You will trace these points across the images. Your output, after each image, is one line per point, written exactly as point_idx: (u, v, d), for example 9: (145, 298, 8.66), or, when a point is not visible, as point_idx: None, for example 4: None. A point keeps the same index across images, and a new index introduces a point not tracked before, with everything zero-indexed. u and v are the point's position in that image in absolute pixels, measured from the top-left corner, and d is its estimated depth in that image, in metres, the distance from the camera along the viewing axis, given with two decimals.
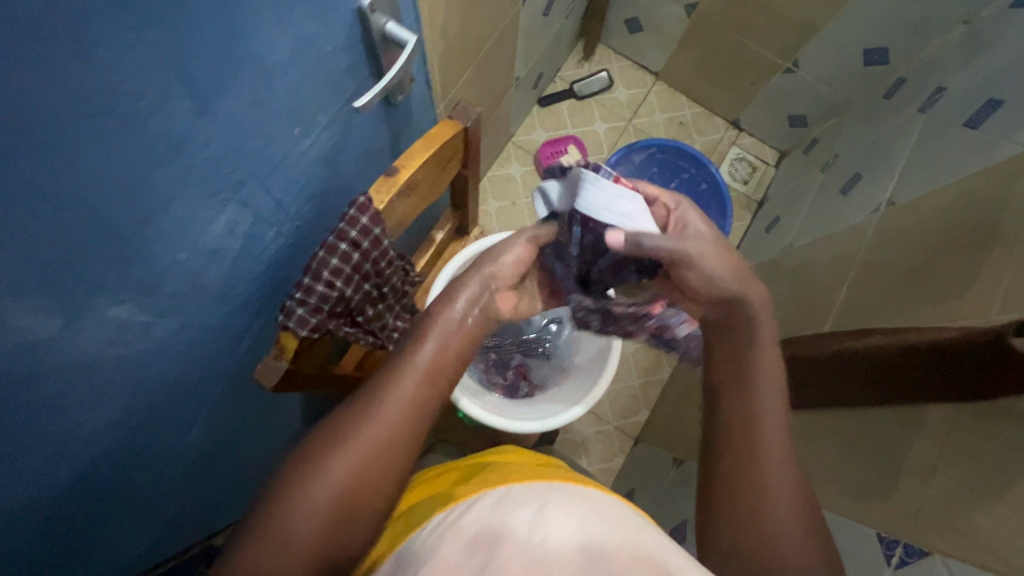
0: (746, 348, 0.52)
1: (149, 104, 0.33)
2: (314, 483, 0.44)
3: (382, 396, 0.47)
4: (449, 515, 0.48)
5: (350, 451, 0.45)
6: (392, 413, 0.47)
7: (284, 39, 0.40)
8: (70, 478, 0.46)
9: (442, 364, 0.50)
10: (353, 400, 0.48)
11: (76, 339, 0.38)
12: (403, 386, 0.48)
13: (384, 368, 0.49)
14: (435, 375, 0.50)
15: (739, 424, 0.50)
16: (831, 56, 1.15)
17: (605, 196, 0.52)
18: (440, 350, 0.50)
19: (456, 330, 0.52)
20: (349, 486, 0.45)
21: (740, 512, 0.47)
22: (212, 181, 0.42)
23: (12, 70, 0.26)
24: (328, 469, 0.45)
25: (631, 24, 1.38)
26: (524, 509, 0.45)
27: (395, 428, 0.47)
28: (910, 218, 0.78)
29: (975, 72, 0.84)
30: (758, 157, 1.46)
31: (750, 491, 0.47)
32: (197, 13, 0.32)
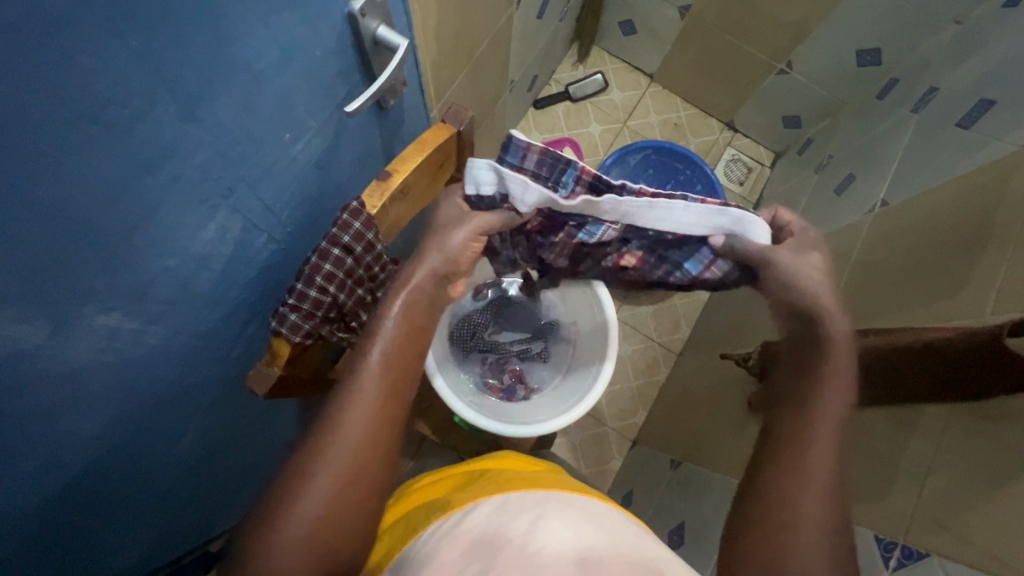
0: (816, 381, 0.49)
1: (137, 111, 0.33)
2: (287, 526, 0.43)
3: (340, 423, 0.47)
4: (445, 523, 0.48)
5: (325, 471, 0.45)
6: (353, 438, 0.46)
7: (273, 44, 0.40)
8: (61, 487, 0.46)
9: (396, 373, 0.50)
10: (313, 430, 0.47)
11: (64, 348, 0.38)
12: (360, 407, 0.47)
13: (339, 391, 0.48)
14: (394, 378, 0.50)
15: (790, 440, 0.48)
16: (824, 57, 1.16)
17: (691, 215, 0.56)
18: (389, 358, 0.50)
19: (406, 331, 0.51)
20: (326, 520, 0.44)
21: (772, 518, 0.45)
22: (203, 187, 0.42)
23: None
24: (300, 509, 0.44)
25: (625, 26, 1.39)
26: (521, 519, 0.45)
27: (361, 449, 0.46)
28: (904, 218, 0.78)
29: (967, 73, 0.85)
30: (753, 158, 1.46)
31: (789, 523, 0.45)
32: (184, 19, 0.32)
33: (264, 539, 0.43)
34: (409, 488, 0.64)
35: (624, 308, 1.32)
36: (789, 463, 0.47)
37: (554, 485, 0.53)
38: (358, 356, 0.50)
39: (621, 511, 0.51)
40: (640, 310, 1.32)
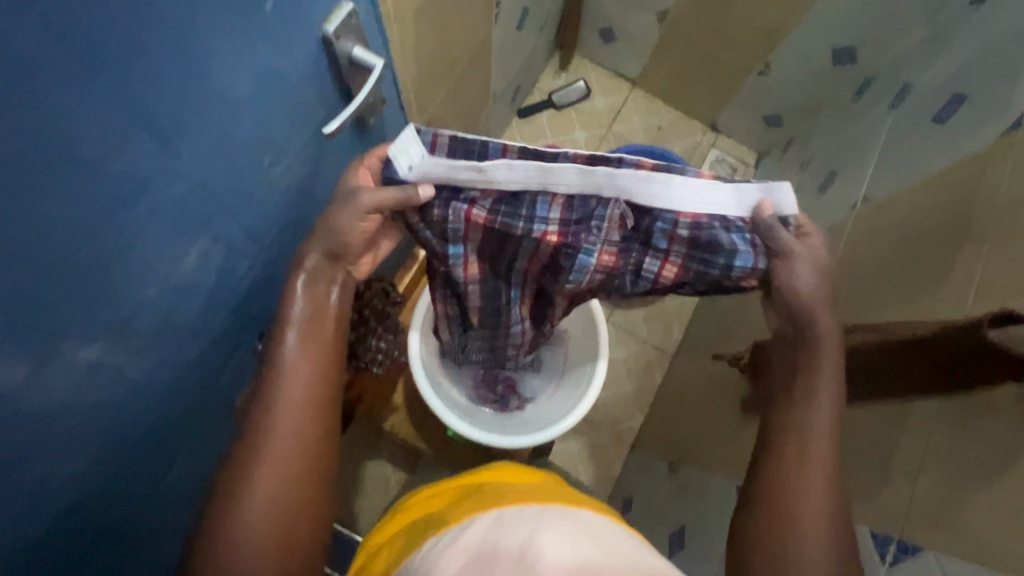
0: (802, 373, 0.51)
1: (110, 148, 0.33)
2: (236, 520, 0.46)
3: (268, 411, 0.49)
4: (442, 539, 0.48)
5: (265, 463, 0.47)
6: (285, 425, 0.49)
7: (247, 73, 0.40)
8: (51, 527, 0.45)
9: (317, 348, 0.52)
10: (246, 423, 0.49)
11: (45, 385, 0.37)
12: (286, 390, 0.49)
13: (264, 378, 0.50)
14: (314, 360, 0.51)
15: (784, 445, 0.49)
16: (802, 57, 1.17)
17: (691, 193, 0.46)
18: (308, 338, 0.52)
19: (324, 310, 0.53)
20: (277, 512, 0.47)
21: (777, 531, 0.47)
22: (183, 218, 0.42)
23: None
24: (247, 504, 0.46)
25: (604, 33, 1.40)
26: (518, 533, 0.45)
27: (293, 432, 0.49)
28: (885, 213, 0.79)
29: (940, 68, 0.86)
30: (738, 158, 1.47)
31: (791, 527, 0.46)
32: (153, 54, 0.32)
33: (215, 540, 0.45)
34: (407, 502, 0.64)
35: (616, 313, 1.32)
36: (787, 472, 0.48)
37: (550, 497, 0.53)
38: (274, 343, 0.51)
39: (623, 527, 0.50)
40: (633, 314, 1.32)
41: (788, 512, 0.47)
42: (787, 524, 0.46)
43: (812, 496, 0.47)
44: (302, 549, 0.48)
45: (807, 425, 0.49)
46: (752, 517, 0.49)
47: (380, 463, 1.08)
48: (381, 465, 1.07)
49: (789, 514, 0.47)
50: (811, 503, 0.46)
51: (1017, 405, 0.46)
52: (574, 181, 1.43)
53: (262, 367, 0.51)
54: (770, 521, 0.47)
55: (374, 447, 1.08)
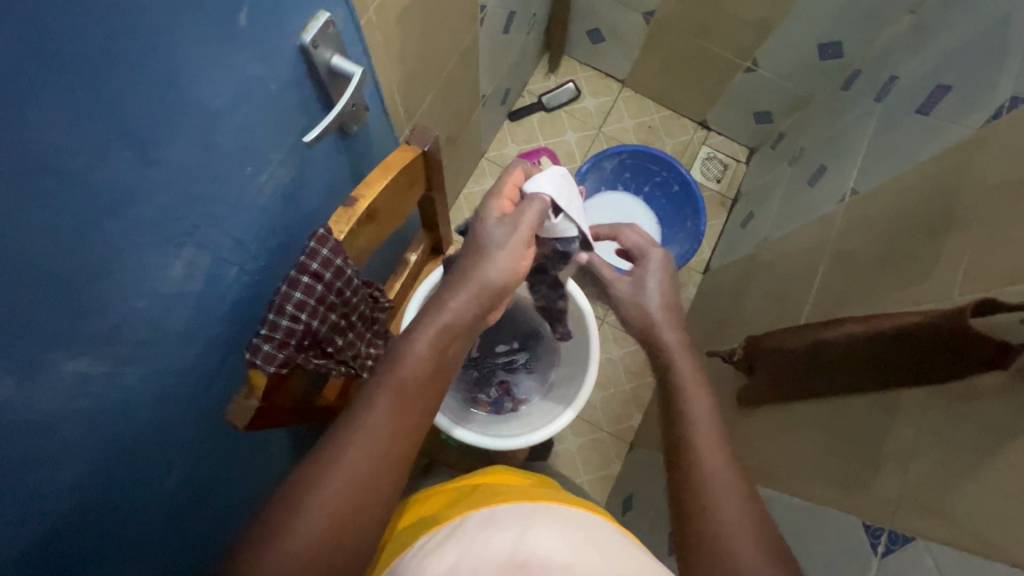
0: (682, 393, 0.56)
1: (91, 159, 0.33)
2: (276, 557, 0.44)
3: (342, 452, 0.48)
4: (433, 538, 0.48)
5: (331, 500, 0.46)
6: (352, 471, 0.47)
7: (226, 84, 0.40)
8: (47, 540, 0.45)
9: (411, 402, 0.51)
10: (311, 458, 0.48)
11: (33, 397, 0.37)
12: (366, 435, 0.49)
13: (355, 411, 0.50)
14: (407, 415, 0.51)
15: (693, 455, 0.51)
16: (788, 53, 1.18)
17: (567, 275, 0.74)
18: (407, 389, 0.52)
19: (432, 362, 0.53)
20: (315, 557, 0.45)
21: (711, 543, 0.47)
22: (166, 228, 0.42)
23: None
24: (291, 540, 0.45)
25: (592, 35, 1.41)
26: (506, 532, 0.45)
27: (367, 477, 0.48)
28: (872, 206, 0.79)
29: (924, 60, 0.87)
30: (729, 155, 1.48)
31: (716, 534, 0.47)
32: (129, 66, 0.33)
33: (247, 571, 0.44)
34: (402, 506, 0.64)
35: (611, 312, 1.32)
36: (702, 480, 0.50)
37: (541, 496, 0.53)
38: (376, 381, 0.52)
39: (618, 527, 0.50)
40: None
41: (709, 512, 0.48)
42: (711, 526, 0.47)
43: (727, 500, 0.48)
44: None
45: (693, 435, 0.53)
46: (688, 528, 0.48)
47: None
48: None
49: (704, 512, 0.48)
50: (726, 501, 0.48)
51: (999, 391, 0.47)
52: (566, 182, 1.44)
53: (353, 405, 0.51)
54: (710, 547, 0.46)
55: None
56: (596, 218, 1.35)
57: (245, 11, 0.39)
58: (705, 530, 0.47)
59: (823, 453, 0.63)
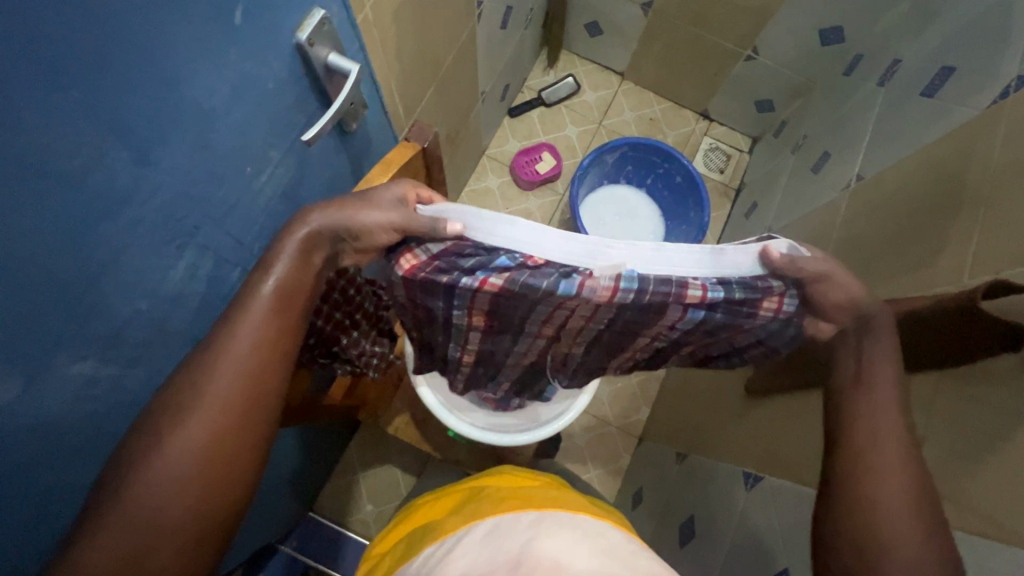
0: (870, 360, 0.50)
1: (88, 163, 0.33)
2: (151, 478, 0.42)
3: (221, 353, 0.47)
4: (441, 547, 0.50)
5: (209, 406, 0.45)
6: (223, 381, 0.46)
7: (221, 82, 0.40)
8: (58, 541, 0.46)
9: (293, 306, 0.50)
10: (182, 370, 0.46)
11: (40, 400, 0.37)
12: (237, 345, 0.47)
13: (226, 317, 0.48)
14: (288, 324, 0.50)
15: (861, 431, 0.48)
16: (788, 40, 1.17)
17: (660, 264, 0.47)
18: (286, 292, 0.50)
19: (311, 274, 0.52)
20: (201, 475, 0.44)
21: (857, 503, 0.45)
22: (166, 229, 0.42)
23: None
24: (165, 461, 0.43)
25: (590, 28, 1.40)
26: (515, 540, 0.46)
27: (248, 382, 0.47)
28: (878, 191, 0.79)
29: (926, 42, 0.86)
30: (731, 145, 1.47)
31: (875, 493, 0.45)
32: (124, 65, 0.32)
33: (120, 498, 0.41)
34: (416, 506, 0.66)
35: None
36: (864, 437, 0.48)
37: (551, 501, 0.53)
38: (249, 287, 0.49)
39: (623, 531, 0.51)
40: None
41: (865, 474, 0.46)
42: (868, 500, 0.45)
43: (891, 470, 0.46)
44: (220, 510, 0.45)
45: (871, 395, 0.49)
46: (832, 496, 0.48)
47: (386, 468, 1.09)
48: (390, 469, 1.08)
49: (874, 469, 0.46)
50: (884, 466, 0.46)
51: (1012, 375, 0.46)
52: (568, 177, 1.44)
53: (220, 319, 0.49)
54: (851, 500, 0.46)
55: (383, 451, 1.09)
56: (599, 212, 1.35)
57: (240, 9, 0.38)
58: (856, 499, 0.46)
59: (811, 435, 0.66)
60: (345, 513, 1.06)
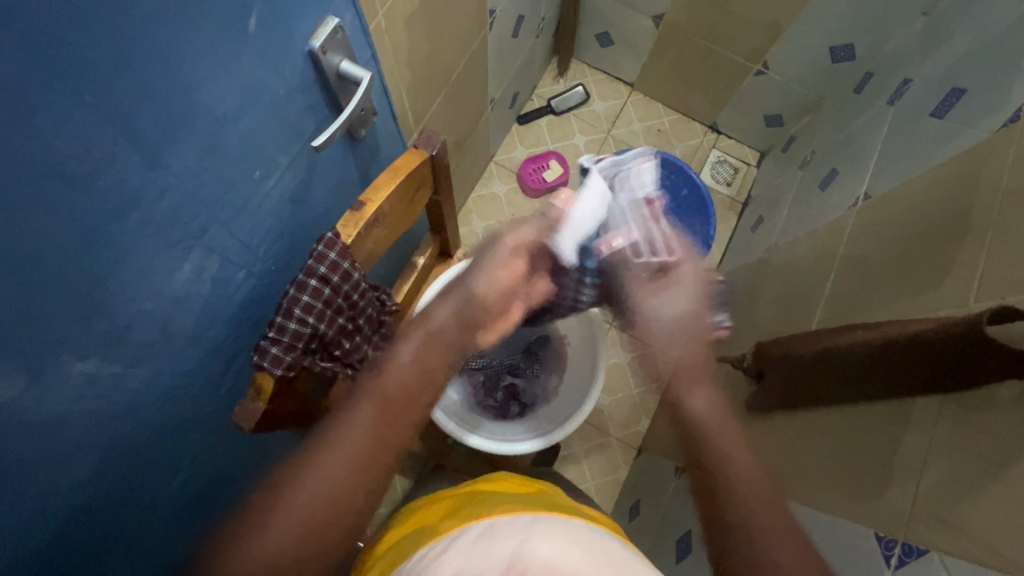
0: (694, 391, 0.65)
1: (97, 164, 0.33)
2: (268, 534, 0.53)
3: (335, 440, 0.56)
4: (434, 548, 0.50)
5: (317, 481, 0.55)
6: (339, 459, 0.56)
7: (233, 86, 0.40)
8: (54, 539, 0.46)
9: (393, 404, 0.60)
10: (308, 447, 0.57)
11: (41, 398, 0.37)
12: (355, 429, 0.57)
13: (347, 409, 0.59)
14: (385, 429, 0.58)
15: (718, 461, 0.62)
16: (798, 56, 1.18)
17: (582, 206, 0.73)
18: (394, 397, 0.60)
19: (422, 380, 0.62)
20: (303, 539, 0.53)
21: (734, 508, 0.59)
22: (174, 231, 0.42)
23: None
24: (278, 522, 0.53)
25: (601, 38, 1.41)
26: (509, 542, 0.46)
27: (349, 466, 0.56)
28: (885, 210, 0.78)
29: (938, 63, 0.86)
30: (739, 158, 1.47)
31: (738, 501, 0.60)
32: (135, 70, 0.33)
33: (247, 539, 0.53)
34: (411, 510, 0.66)
35: None
36: (722, 461, 0.62)
37: (545, 507, 0.53)
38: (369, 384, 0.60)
39: (618, 538, 0.51)
40: None
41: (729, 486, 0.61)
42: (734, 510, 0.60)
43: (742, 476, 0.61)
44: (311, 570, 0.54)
45: (719, 426, 0.63)
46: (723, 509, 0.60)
47: None
48: None
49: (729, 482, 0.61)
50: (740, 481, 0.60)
51: (1015, 402, 0.47)
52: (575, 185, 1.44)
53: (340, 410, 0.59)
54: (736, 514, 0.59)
55: None
56: None
57: (253, 16, 0.39)
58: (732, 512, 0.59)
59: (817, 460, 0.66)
60: None
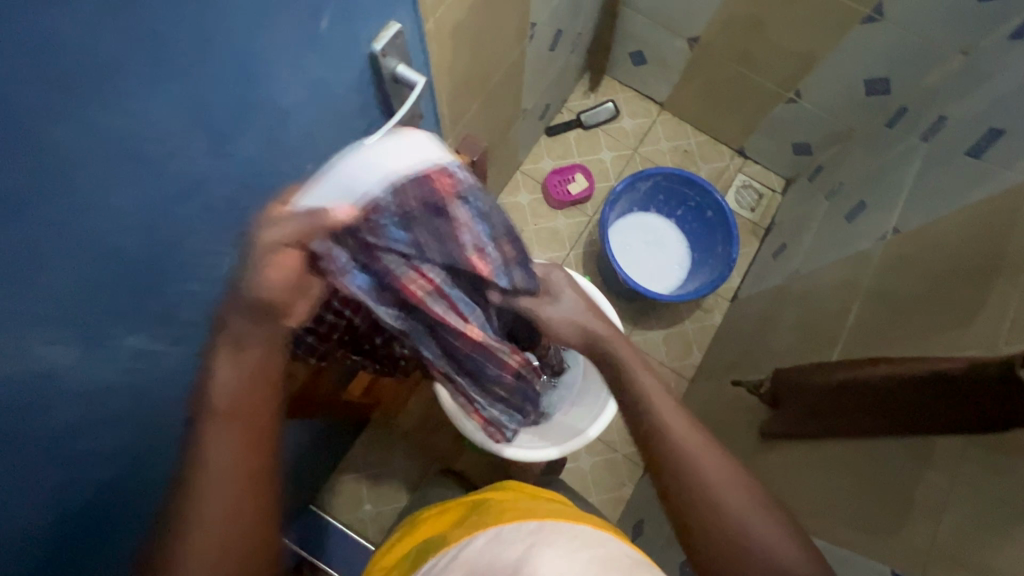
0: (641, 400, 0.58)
1: (170, 147, 0.35)
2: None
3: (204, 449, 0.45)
4: (445, 556, 0.51)
5: (210, 491, 0.44)
6: (218, 520, 0.44)
7: (299, 83, 0.42)
8: (82, 508, 0.47)
9: (246, 380, 0.46)
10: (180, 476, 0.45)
11: (91, 366, 0.39)
12: (220, 479, 0.44)
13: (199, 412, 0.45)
14: (255, 398, 0.46)
15: (689, 474, 0.54)
16: (832, 86, 1.18)
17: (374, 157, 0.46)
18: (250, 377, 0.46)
19: (258, 376, 0.46)
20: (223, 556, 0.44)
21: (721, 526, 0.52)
22: (229, 218, 0.44)
23: (53, 120, 0.28)
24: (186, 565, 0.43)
25: (635, 57, 1.42)
26: (515, 550, 0.47)
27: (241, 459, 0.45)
28: (914, 246, 0.78)
29: (975, 103, 0.86)
30: (764, 185, 1.47)
31: (737, 519, 0.52)
32: (215, 61, 0.34)
33: None
34: (419, 518, 0.67)
35: (635, 333, 1.35)
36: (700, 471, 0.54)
37: (553, 513, 0.53)
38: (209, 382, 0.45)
39: (624, 544, 0.50)
40: (652, 335, 1.35)
41: (721, 503, 0.52)
42: (734, 528, 0.51)
43: (734, 489, 0.53)
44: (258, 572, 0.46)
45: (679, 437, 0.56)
46: (711, 542, 0.52)
47: (390, 470, 1.09)
48: (393, 472, 1.09)
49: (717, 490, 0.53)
50: (738, 496, 0.53)
51: None
52: (599, 200, 1.45)
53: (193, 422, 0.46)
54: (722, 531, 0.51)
55: (388, 451, 1.10)
56: (627, 238, 1.36)
57: (325, 18, 0.40)
58: (727, 541, 0.51)
59: (834, 490, 0.65)
60: (345, 510, 1.06)
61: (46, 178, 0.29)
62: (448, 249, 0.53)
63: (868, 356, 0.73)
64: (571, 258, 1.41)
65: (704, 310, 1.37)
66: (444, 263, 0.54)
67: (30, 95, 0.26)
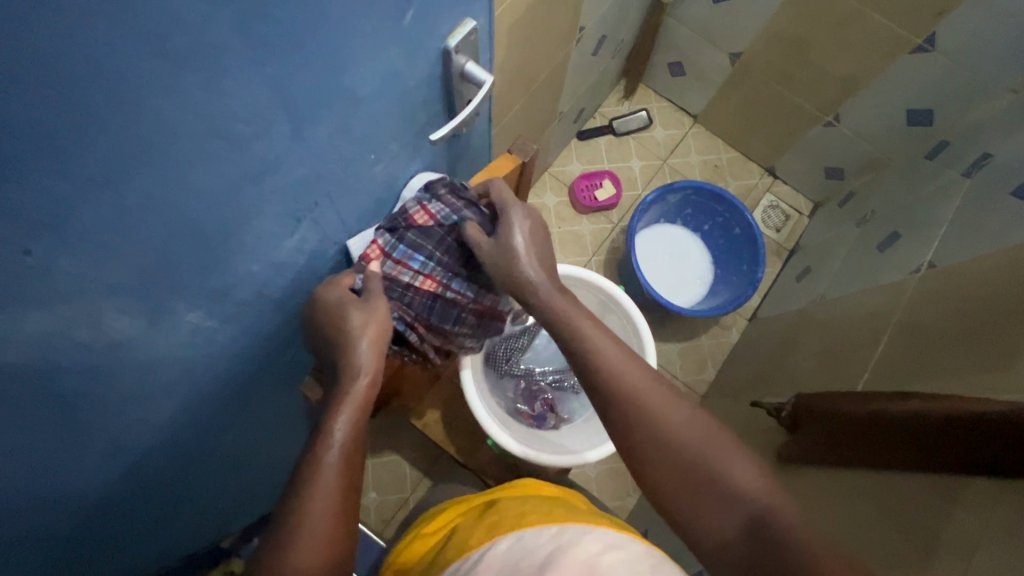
0: (593, 367, 0.54)
1: (256, 130, 0.35)
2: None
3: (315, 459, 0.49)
4: (467, 562, 0.51)
5: (319, 496, 0.47)
6: (324, 530, 0.47)
7: (376, 74, 0.42)
8: (122, 476, 0.48)
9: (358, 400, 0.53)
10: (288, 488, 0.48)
11: (152, 339, 0.39)
12: (330, 486, 0.48)
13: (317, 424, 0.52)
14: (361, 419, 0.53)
15: (658, 452, 0.51)
16: (873, 113, 1.17)
17: None
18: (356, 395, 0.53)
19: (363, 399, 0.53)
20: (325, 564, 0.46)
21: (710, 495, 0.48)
22: (293, 202, 0.44)
23: (158, 96, 0.28)
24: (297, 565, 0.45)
25: (673, 67, 1.41)
26: (537, 555, 0.47)
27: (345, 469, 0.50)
28: (951, 282, 0.77)
29: (1022, 143, 0.85)
30: (792, 206, 1.46)
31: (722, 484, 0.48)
32: (309, 44, 0.34)
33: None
34: (435, 514, 0.67)
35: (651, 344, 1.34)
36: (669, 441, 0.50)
37: (574, 516, 0.53)
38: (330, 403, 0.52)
39: (641, 542, 0.50)
40: (667, 347, 1.35)
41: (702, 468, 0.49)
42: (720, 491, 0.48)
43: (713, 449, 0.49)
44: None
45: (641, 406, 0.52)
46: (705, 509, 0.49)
47: (398, 460, 1.10)
48: (403, 461, 1.10)
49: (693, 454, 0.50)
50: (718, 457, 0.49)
51: None
52: (625, 208, 1.44)
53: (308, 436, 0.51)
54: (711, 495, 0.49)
55: (398, 441, 1.10)
56: (652, 249, 1.35)
57: (410, 12, 0.40)
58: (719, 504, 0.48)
59: (857, 523, 0.65)
60: None
61: (143, 152, 0.29)
62: (439, 235, 0.63)
63: (897, 389, 0.72)
64: (593, 264, 1.40)
65: (722, 327, 1.37)
66: (427, 243, 0.63)
67: (143, 70, 0.27)
